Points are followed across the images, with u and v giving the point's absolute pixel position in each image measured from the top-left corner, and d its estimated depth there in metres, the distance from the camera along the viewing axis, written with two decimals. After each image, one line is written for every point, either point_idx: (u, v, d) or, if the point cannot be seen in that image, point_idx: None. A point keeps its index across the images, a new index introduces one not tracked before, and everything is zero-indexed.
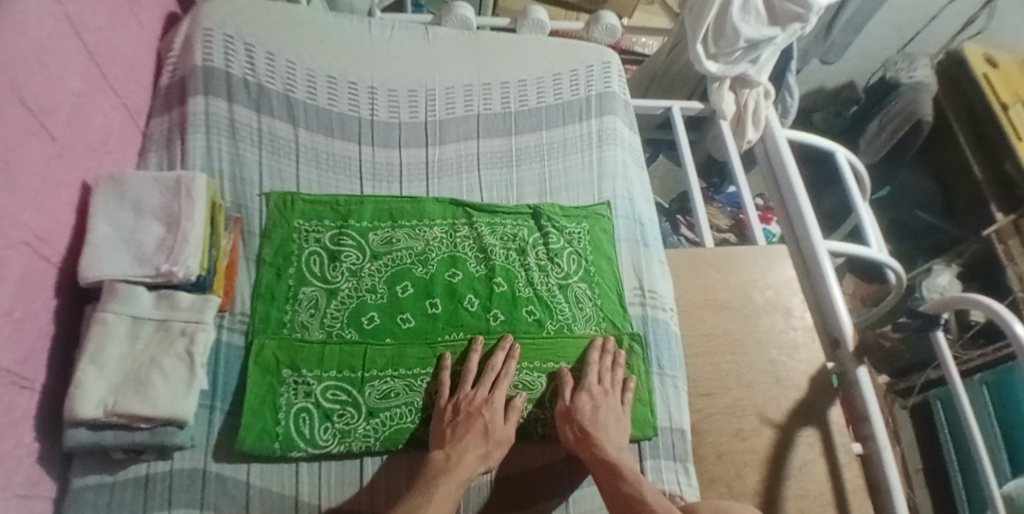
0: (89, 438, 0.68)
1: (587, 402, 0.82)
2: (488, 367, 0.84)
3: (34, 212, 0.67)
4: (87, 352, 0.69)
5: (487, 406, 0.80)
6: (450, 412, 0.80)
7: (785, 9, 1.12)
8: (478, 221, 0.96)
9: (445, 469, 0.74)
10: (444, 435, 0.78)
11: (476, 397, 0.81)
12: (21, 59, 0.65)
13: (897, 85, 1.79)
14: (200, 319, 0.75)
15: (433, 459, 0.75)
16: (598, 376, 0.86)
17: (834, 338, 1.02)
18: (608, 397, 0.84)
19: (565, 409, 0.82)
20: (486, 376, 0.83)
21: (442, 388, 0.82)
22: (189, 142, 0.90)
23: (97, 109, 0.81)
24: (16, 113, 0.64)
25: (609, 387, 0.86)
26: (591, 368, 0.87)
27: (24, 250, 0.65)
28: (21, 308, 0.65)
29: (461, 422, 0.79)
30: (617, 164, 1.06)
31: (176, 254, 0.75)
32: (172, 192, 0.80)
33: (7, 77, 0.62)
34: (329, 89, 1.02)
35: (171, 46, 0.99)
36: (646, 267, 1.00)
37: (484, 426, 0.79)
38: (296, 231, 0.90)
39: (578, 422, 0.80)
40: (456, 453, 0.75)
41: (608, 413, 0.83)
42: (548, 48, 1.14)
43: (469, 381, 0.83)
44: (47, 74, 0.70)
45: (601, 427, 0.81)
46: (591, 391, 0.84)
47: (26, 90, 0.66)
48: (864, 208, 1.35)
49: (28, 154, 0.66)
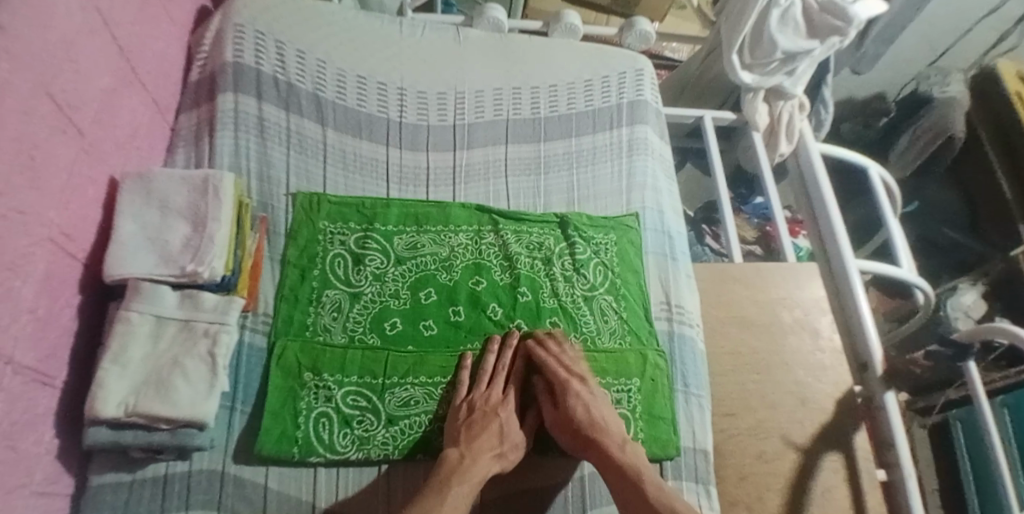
0: (108, 438, 0.68)
1: (580, 406, 0.81)
2: (498, 368, 0.85)
3: (60, 208, 0.67)
4: (110, 351, 0.69)
5: (502, 407, 0.82)
6: (463, 411, 0.80)
7: (824, 22, 1.10)
8: (505, 228, 0.95)
9: (458, 470, 0.74)
10: (459, 433, 0.78)
11: (491, 397, 0.82)
12: (52, 54, 0.65)
13: (930, 99, 1.76)
14: (224, 320, 0.74)
15: (447, 456, 0.76)
16: (582, 373, 0.84)
17: (863, 362, 1.00)
18: (594, 391, 0.83)
19: (558, 416, 0.82)
20: (497, 377, 0.84)
21: (459, 386, 0.82)
22: (217, 139, 0.90)
23: (126, 105, 0.81)
24: (44, 110, 0.63)
25: (593, 381, 0.84)
26: (571, 364, 0.84)
27: (49, 247, 0.65)
28: (45, 305, 0.65)
29: (475, 421, 0.79)
30: (646, 175, 1.04)
31: (201, 255, 0.74)
32: (199, 191, 0.80)
33: (37, 73, 0.62)
34: (358, 89, 1.01)
35: (202, 41, 0.99)
36: (673, 281, 0.98)
37: (499, 426, 0.80)
38: (321, 233, 0.89)
39: (575, 428, 0.80)
40: (470, 453, 0.76)
41: (603, 409, 0.81)
42: (580, 54, 1.12)
43: (484, 381, 0.83)
44: (76, 69, 0.69)
45: (601, 427, 0.80)
46: (578, 391, 0.82)
47: (55, 85, 0.65)
48: (894, 225, 1.31)
49: (56, 150, 0.66)
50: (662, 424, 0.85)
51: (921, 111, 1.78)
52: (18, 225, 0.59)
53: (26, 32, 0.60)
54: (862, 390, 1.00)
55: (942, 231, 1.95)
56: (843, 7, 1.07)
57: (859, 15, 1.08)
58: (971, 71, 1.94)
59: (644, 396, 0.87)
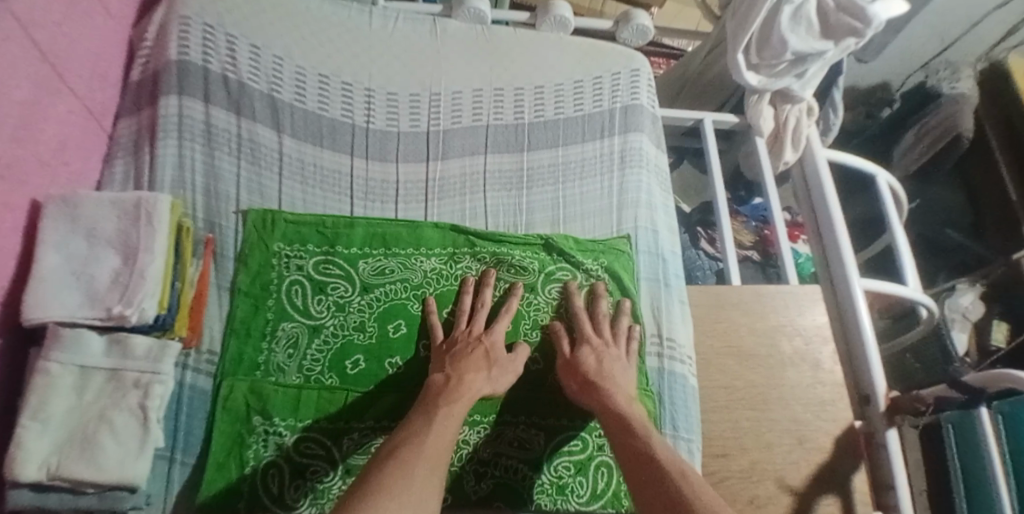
0: (31, 502, 0.60)
1: (591, 355, 0.78)
2: (479, 305, 0.82)
3: None
4: (29, 406, 0.60)
5: (487, 334, 0.78)
6: (445, 345, 0.77)
7: (840, 21, 0.99)
8: (482, 250, 0.86)
9: (446, 391, 0.71)
10: (444, 360, 0.75)
11: (472, 331, 0.79)
12: None
13: (938, 94, 1.65)
14: (157, 369, 0.66)
15: (432, 381, 0.73)
16: (603, 331, 0.82)
17: (864, 395, 0.93)
18: (612, 348, 0.80)
19: (566, 360, 0.78)
20: (477, 314, 0.81)
21: (434, 330, 0.79)
22: (158, 149, 0.80)
23: (50, 114, 0.70)
24: None
25: (612, 340, 0.82)
26: (596, 318, 0.83)
27: None
28: None
29: (458, 352, 0.76)
30: (640, 190, 0.95)
31: (130, 294, 0.65)
32: (131, 217, 0.70)
33: None
34: (320, 90, 0.90)
35: (144, 35, 0.87)
36: (666, 310, 0.90)
37: (485, 352, 0.76)
38: (276, 256, 0.80)
39: (581, 373, 0.76)
40: (457, 375, 0.73)
41: (615, 365, 0.78)
42: (572, 51, 1.01)
43: (463, 319, 0.80)
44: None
45: (608, 378, 0.76)
46: (593, 343, 0.79)
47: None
48: (899, 235, 1.21)
49: None
50: None
51: (927, 108, 1.68)
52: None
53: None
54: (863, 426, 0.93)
55: (945, 232, 1.82)
56: (862, 7, 0.97)
57: (878, 16, 0.98)
58: (980, 64, 1.84)
59: None
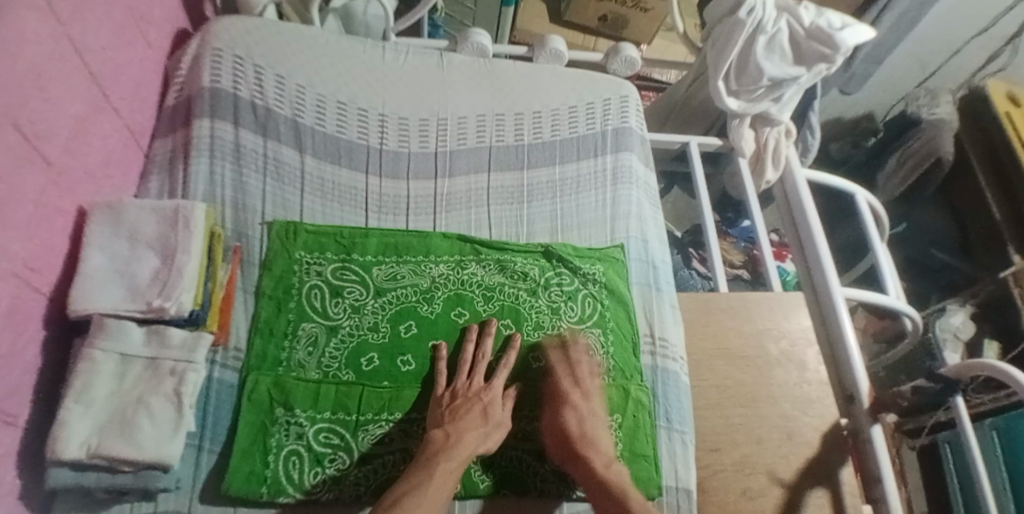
0: (71, 480, 0.65)
1: (574, 417, 0.81)
2: (479, 356, 0.85)
3: (26, 241, 0.66)
4: (73, 389, 0.67)
5: (487, 390, 0.82)
6: (447, 398, 0.80)
7: (811, 48, 1.09)
8: (488, 257, 0.94)
9: (446, 447, 0.74)
10: (443, 417, 0.78)
11: (472, 384, 0.82)
12: (17, 84, 0.63)
13: (918, 120, 1.72)
14: (191, 358, 0.72)
15: (432, 437, 0.75)
16: (579, 383, 0.84)
17: (848, 394, 0.99)
18: (589, 405, 0.83)
19: (550, 423, 0.82)
20: (478, 365, 0.84)
21: (439, 376, 0.82)
22: (192, 166, 0.88)
23: (97, 131, 0.80)
24: (10, 140, 0.62)
25: (592, 393, 0.84)
26: (579, 373, 0.85)
27: (14, 281, 0.64)
28: (8, 342, 0.64)
29: (458, 406, 0.79)
30: (631, 204, 1.02)
31: (169, 289, 0.72)
32: (169, 222, 0.78)
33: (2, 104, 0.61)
34: (338, 115, 0.99)
35: (179, 64, 0.97)
36: (658, 313, 0.96)
37: (483, 408, 0.80)
38: (298, 263, 0.88)
39: (565, 442, 0.79)
40: (456, 432, 0.76)
41: (595, 423, 0.82)
42: (565, 80, 1.11)
43: (464, 370, 0.83)
44: (44, 97, 0.68)
45: (589, 442, 0.79)
46: (574, 402, 0.82)
47: (22, 115, 0.64)
48: (881, 251, 1.28)
49: (21, 182, 0.65)
50: (644, 461, 0.84)
51: (908, 134, 1.76)
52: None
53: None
54: (848, 423, 0.98)
55: (931, 253, 1.90)
56: (830, 34, 1.07)
57: (846, 41, 1.07)
58: (960, 92, 1.91)
59: (627, 433, 0.85)
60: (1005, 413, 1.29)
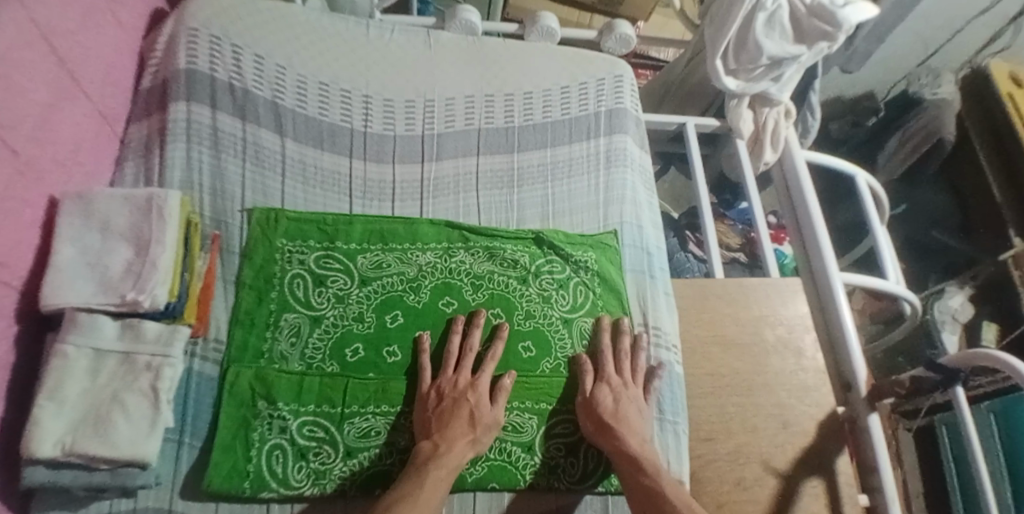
0: (46, 479, 0.63)
1: (609, 395, 0.81)
2: (466, 350, 0.82)
3: None
4: (46, 386, 0.64)
5: (474, 385, 0.79)
6: (433, 399, 0.78)
7: (812, 26, 1.05)
8: (476, 244, 0.91)
9: (436, 456, 0.72)
10: (430, 424, 0.76)
11: (459, 381, 0.80)
12: None
13: (920, 100, 1.69)
14: (167, 352, 0.70)
15: (421, 448, 0.74)
16: (625, 370, 0.85)
17: (846, 382, 0.97)
18: (629, 388, 0.83)
19: (586, 397, 0.81)
20: (465, 360, 0.82)
21: (422, 373, 0.80)
22: (168, 151, 0.85)
23: (65, 118, 0.77)
24: None
25: (628, 377, 0.85)
26: (622, 357, 0.86)
27: None
28: None
29: (445, 409, 0.77)
30: (625, 188, 0.99)
31: (143, 281, 0.70)
32: (143, 211, 0.75)
33: None
34: (321, 97, 0.95)
35: (154, 46, 0.93)
36: (652, 301, 0.94)
37: (470, 412, 0.77)
38: (279, 251, 0.85)
39: (598, 413, 0.79)
40: (444, 441, 0.74)
41: (630, 404, 0.82)
42: (557, 58, 1.07)
43: (450, 366, 0.81)
44: (7, 85, 0.65)
45: (623, 420, 0.79)
46: (612, 383, 0.83)
47: None
48: (881, 231, 1.25)
49: None
50: None
51: (910, 113, 1.72)
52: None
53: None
54: (845, 411, 0.97)
55: (931, 234, 1.87)
56: (832, 11, 1.03)
57: (849, 19, 1.04)
58: (962, 72, 1.87)
59: None
60: (1002, 397, 1.28)
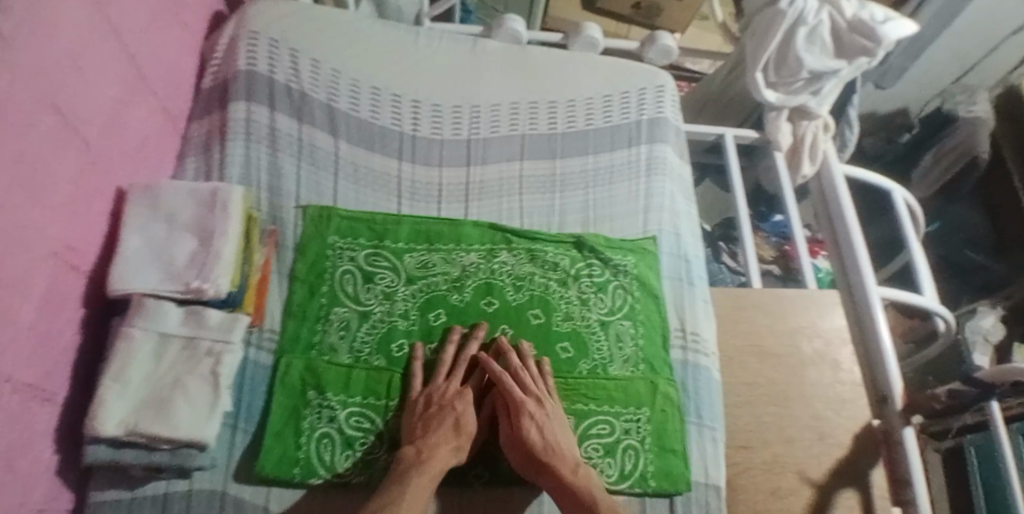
0: (108, 456, 0.67)
1: (534, 428, 0.77)
2: (461, 357, 0.83)
3: (63, 222, 0.67)
4: (112, 368, 0.68)
5: (460, 397, 0.80)
6: (421, 405, 0.79)
7: (852, 41, 1.06)
8: (518, 246, 0.93)
9: (419, 462, 0.73)
10: (416, 428, 0.76)
11: (449, 388, 0.80)
12: (55, 63, 0.64)
13: (954, 118, 1.66)
14: (228, 339, 0.73)
15: (404, 454, 0.74)
16: (532, 386, 0.81)
17: (880, 395, 0.96)
18: (548, 411, 0.80)
19: (509, 438, 0.79)
20: (458, 369, 0.82)
21: (415, 380, 0.81)
22: (228, 149, 0.88)
23: (134, 114, 0.81)
24: (48, 120, 0.63)
25: (549, 400, 0.81)
26: (520, 374, 0.82)
27: (50, 261, 0.66)
28: (45, 322, 0.66)
29: (431, 414, 0.78)
30: (665, 196, 1.01)
31: (208, 271, 0.73)
32: (208, 205, 0.78)
33: (39, 83, 0.62)
34: (373, 100, 0.99)
35: (215, 48, 0.97)
36: (690, 308, 0.95)
37: (456, 419, 0.78)
38: (330, 248, 0.88)
39: (527, 452, 0.77)
40: (427, 447, 0.74)
41: (557, 431, 0.79)
42: (600, 68, 1.09)
43: (442, 373, 0.82)
44: (82, 78, 0.69)
45: (555, 452, 0.77)
46: (530, 411, 0.78)
47: (61, 95, 0.66)
48: (916, 247, 1.24)
49: (59, 163, 0.66)
50: (673, 456, 0.83)
51: (944, 131, 1.69)
52: (16, 242, 0.60)
53: (26, 36, 0.59)
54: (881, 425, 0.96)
55: (966, 253, 1.84)
56: (873, 27, 1.05)
57: (889, 36, 1.05)
58: (997, 89, 1.82)
59: (655, 427, 0.84)
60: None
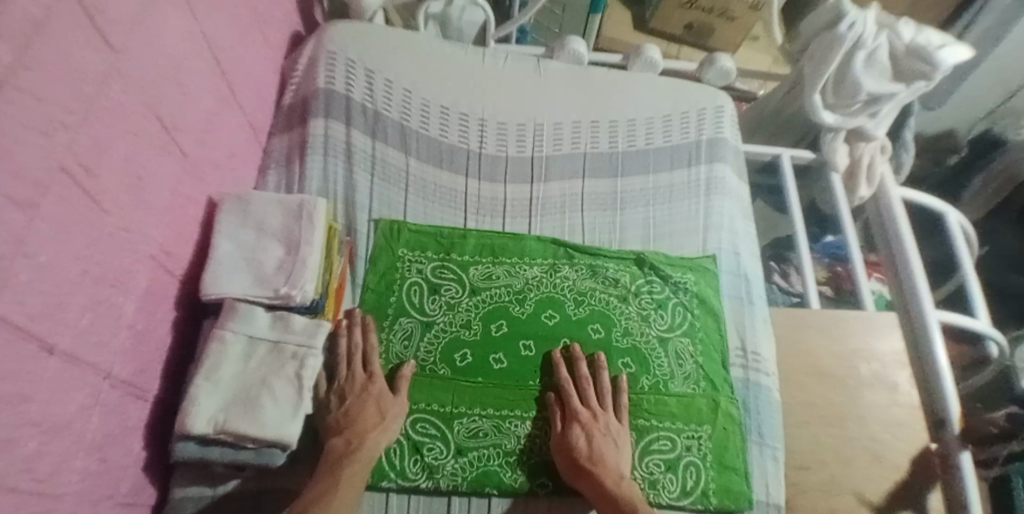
0: (196, 453, 0.69)
1: (582, 436, 0.79)
2: (352, 350, 0.82)
3: (161, 227, 0.72)
4: (205, 368, 0.72)
5: (371, 381, 0.80)
6: (335, 400, 0.78)
7: (911, 66, 1.06)
8: (580, 262, 0.95)
9: (347, 453, 0.73)
10: (337, 423, 0.76)
11: (356, 378, 0.80)
12: (160, 78, 0.69)
13: (1004, 141, 1.61)
14: (311, 344, 0.76)
15: (331, 447, 0.74)
16: (592, 400, 0.83)
17: (939, 419, 0.97)
18: (600, 420, 0.81)
19: (559, 441, 0.80)
20: (355, 358, 0.81)
21: (319, 380, 0.79)
22: (307, 163, 0.93)
23: (224, 126, 0.86)
24: (152, 130, 0.68)
25: (604, 412, 0.83)
26: (584, 385, 0.84)
27: (150, 263, 0.70)
28: (143, 321, 0.70)
29: (351, 406, 0.77)
30: (724, 215, 1.02)
31: (295, 277, 0.77)
32: (295, 215, 0.82)
33: (147, 96, 0.66)
34: (441, 119, 1.03)
35: (296, 66, 1.03)
36: (750, 327, 0.96)
37: (376, 404, 0.78)
38: (400, 260, 0.91)
39: (574, 458, 0.78)
40: (357, 437, 0.75)
41: (606, 442, 0.80)
42: (659, 88, 1.12)
43: (342, 364, 0.81)
44: (182, 92, 0.74)
45: (600, 461, 0.78)
46: (582, 421, 0.81)
47: (163, 107, 0.70)
48: (970, 270, 1.22)
49: (160, 171, 0.71)
50: (734, 474, 0.84)
51: (992, 153, 1.63)
52: (121, 244, 0.64)
53: (132, 50, 0.63)
54: (938, 448, 0.96)
55: None
56: (930, 51, 1.04)
57: (946, 61, 1.04)
58: None
59: (716, 445, 0.85)
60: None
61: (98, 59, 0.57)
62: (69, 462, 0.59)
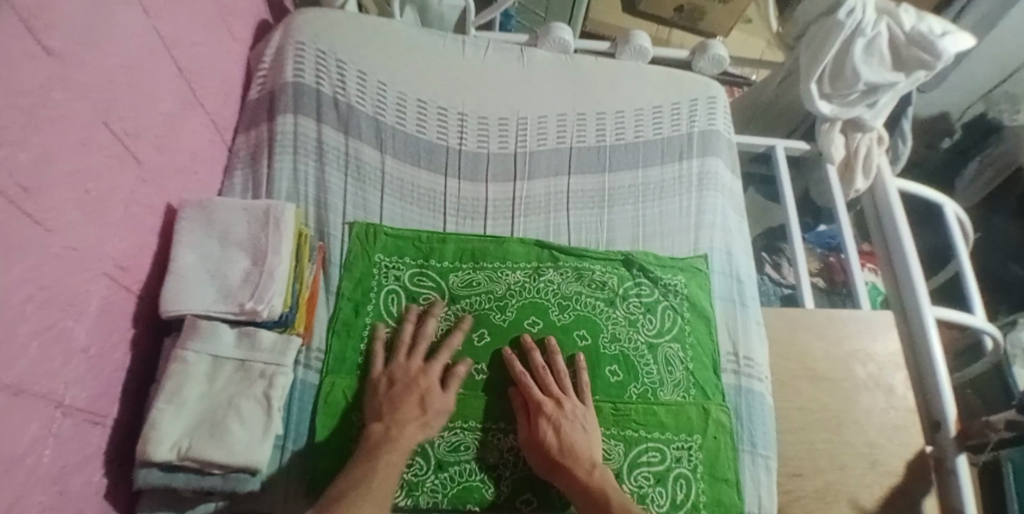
0: (160, 481, 0.65)
1: (549, 428, 0.76)
2: (420, 337, 0.81)
3: (114, 242, 0.66)
4: (165, 390, 0.67)
5: (425, 371, 0.78)
6: (384, 384, 0.77)
7: (910, 54, 1.02)
8: (565, 264, 0.91)
9: (385, 440, 0.71)
10: (382, 408, 0.74)
11: (411, 366, 0.78)
12: (108, 82, 0.63)
13: (1000, 126, 1.60)
14: (281, 362, 0.72)
15: (371, 432, 0.72)
16: (553, 388, 0.80)
17: (935, 420, 0.94)
18: (566, 409, 0.78)
19: (527, 437, 0.77)
20: (418, 347, 0.80)
21: (375, 360, 0.79)
22: (276, 163, 0.88)
23: (185, 127, 0.80)
24: (102, 139, 0.62)
25: (570, 399, 0.80)
26: (542, 375, 0.81)
27: (103, 282, 0.65)
28: (98, 344, 0.65)
29: (397, 393, 0.76)
30: (716, 212, 0.98)
31: (261, 291, 0.72)
32: (261, 223, 0.77)
33: (93, 102, 0.61)
34: (419, 113, 0.97)
35: (262, 58, 0.96)
36: (743, 331, 0.92)
37: (422, 395, 0.76)
38: (376, 266, 0.87)
39: (545, 453, 0.75)
40: (394, 425, 0.72)
41: (575, 430, 0.77)
42: (649, 78, 1.06)
43: (402, 352, 0.80)
44: (135, 95, 0.68)
45: (571, 452, 0.75)
46: (548, 412, 0.77)
47: (114, 114, 0.64)
48: (966, 263, 1.18)
49: (112, 183, 0.65)
50: (725, 485, 0.81)
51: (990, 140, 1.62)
52: (70, 266, 0.59)
53: (76, 53, 0.57)
54: (933, 451, 0.94)
55: None
56: (932, 40, 1.00)
57: (948, 50, 1.00)
58: None
59: (707, 455, 0.82)
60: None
61: (35, 67, 0.52)
62: (27, 500, 0.54)
